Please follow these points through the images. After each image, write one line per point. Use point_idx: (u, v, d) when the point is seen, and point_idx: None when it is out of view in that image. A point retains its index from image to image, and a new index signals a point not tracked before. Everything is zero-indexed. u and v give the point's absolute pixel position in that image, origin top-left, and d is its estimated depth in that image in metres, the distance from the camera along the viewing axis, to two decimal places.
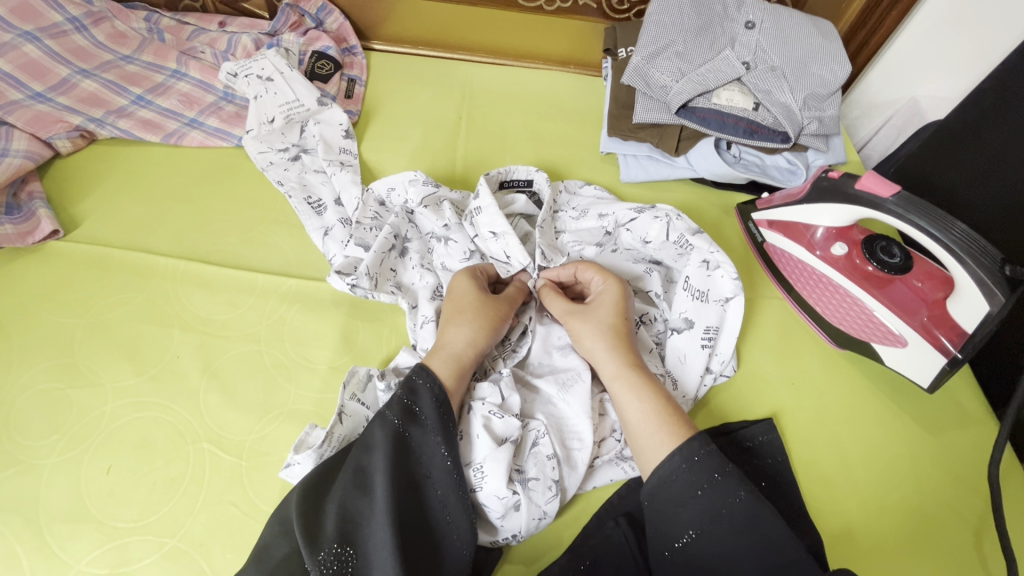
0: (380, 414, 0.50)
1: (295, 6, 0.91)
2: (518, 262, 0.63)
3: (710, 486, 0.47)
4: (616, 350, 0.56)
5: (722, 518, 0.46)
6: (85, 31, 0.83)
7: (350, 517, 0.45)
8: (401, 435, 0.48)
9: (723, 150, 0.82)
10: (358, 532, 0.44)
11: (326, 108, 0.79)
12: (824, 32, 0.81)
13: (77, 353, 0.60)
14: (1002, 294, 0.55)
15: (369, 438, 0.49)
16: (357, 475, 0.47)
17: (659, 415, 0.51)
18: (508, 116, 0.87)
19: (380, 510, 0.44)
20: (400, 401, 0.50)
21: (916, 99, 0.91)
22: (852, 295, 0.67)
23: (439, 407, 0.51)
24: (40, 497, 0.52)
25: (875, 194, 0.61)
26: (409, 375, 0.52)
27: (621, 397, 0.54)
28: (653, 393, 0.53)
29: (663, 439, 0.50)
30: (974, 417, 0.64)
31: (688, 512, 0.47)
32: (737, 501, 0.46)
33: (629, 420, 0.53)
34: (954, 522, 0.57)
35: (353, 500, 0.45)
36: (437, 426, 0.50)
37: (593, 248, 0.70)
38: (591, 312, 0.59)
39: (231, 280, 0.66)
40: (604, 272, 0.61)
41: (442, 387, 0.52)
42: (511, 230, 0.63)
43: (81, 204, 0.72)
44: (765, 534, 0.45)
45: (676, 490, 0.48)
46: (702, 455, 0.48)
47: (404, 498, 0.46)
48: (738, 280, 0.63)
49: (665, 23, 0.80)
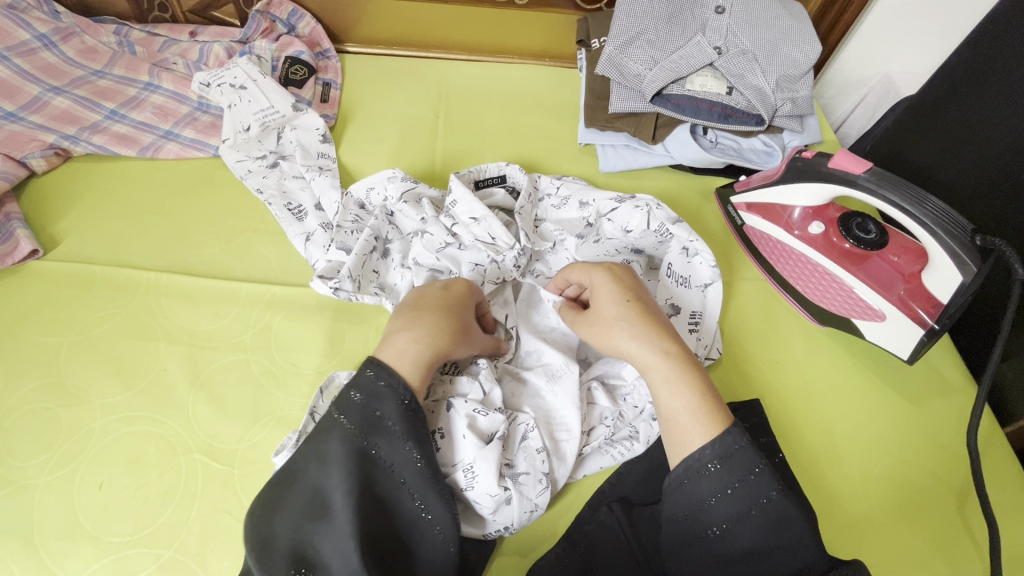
0: (336, 422, 0.47)
1: (266, 12, 0.91)
2: (503, 243, 0.64)
3: (740, 485, 0.45)
4: (635, 337, 0.52)
5: (751, 519, 0.45)
6: (54, 48, 0.84)
7: (307, 537, 0.44)
8: (364, 447, 0.46)
9: (699, 136, 0.82)
10: (317, 553, 0.43)
11: (301, 113, 0.79)
12: (793, 14, 0.82)
13: (64, 372, 0.60)
14: (974, 263, 0.56)
15: (325, 451, 0.46)
16: (313, 495, 0.45)
17: (697, 405, 0.48)
18: (485, 112, 0.87)
19: (344, 530, 0.43)
20: (360, 410, 0.48)
21: (890, 76, 0.93)
22: (830, 271, 0.68)
23: (405, 411, 0.48)
24: (34, 516, 0.52)
25: (847, 171, 0.63)
26: (366, 375, 0.49)
27: (656, 390, 0.51)
28: (688, 383, 0.50)
29: (705, 431, 0.47)
30: (956, 385, 0.66)
31: (716, 508, 0.45)
32: (768, 502, 0.45)
33: (668, 414, 0.49)
34: (938, 490, 0.59)
35: (310, 523, 0.44)
36: (406, 434, 0.48)
37: (574, 237, 0.69)
38: (594, 313, 0.55)
39: (215, 291, 0.66)
40: (588, 268, 0.59)
41: (408, 390, 0.49)
42: (490, 213, 0.65)
43: (59, 223, 0.71)
44: (790, 537, 0.45)
45: (704, 485, 0.46)
46: (736, 451, 0.46)
47: (370, 512, 0.45)
48: (715, 266, 0.65)
49: (637, 12, 0.81)
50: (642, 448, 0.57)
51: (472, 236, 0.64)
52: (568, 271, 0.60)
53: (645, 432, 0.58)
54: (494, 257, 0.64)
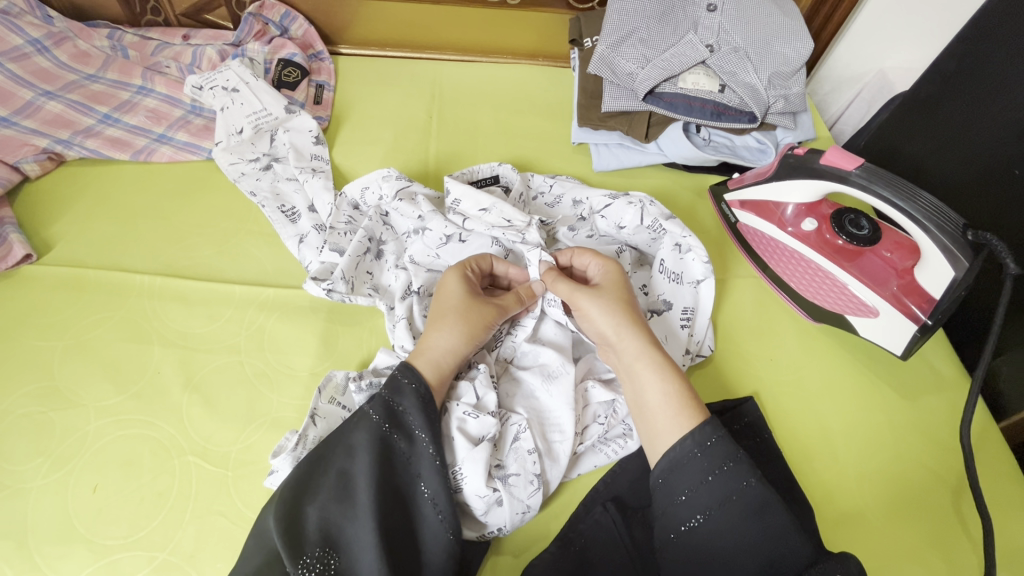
0: (364, 414, 0.49)
1: (258, 14, 0.91)
2: (519, 222, 0.64)
3: (722, 472, 0.46)
4: (633, 324, 0.54)
5: (733, 504, 0.45)
6: (47, 52, 0.84)
7: (331, 519, 0.45)
8: (386, 439, 0.48)
9: (692, 134, 0.82)
10: (340, 536, 0.44)
11: (293, 115, 0.79)
12: (786, 11, 0.82)
13: (58, 376, 0.60)
14: (966, 258, 0.56)
15: (352, 440, 0.48)
16: (338, 481, 0.46)
17: (679, 398, 0.50)
18: (478, 113, 0.87)
19: (366, 516, 0.44)
20: (385, 401, 0.49)
21: (884, 72, 0.93)
22: (822, 268, 0.68)
23: (424, 406, 0.50)
24: (29, 520, 0.52)
25: (840, 168, 0.63)
26: (394, 376, 0.51)
27: (644, 376, 0.52)
28: (674, 376, 0.51)
29: (682, 423, 0.48)
30: (949, 380, 0.66)
31: (697, 497, 0.46)
32: (748, 487, 0.45)
33: (648, 403, 0.51)
34: (931, 484, 0.58)
35: (335, 509, 0.45)
36: (425, 428, 0.49)
37: (567, 229, 0.70)
38: (601, 291, 0.57)
39: (208, 293, 0.66)
40: (601, 255, 0.60)
41: (428, 387, 0.51)
42: (497, 199, 0.66)
43: (53, 228, 0.71)
44: (773, 523, 0.44)
45: (687, 475, 0.46)
46: (716, 440, 0.46)
47: (388, 504, 0.46)
48: (708, 262, 0.65)
49: (629, 10, 0.80)
50: (636, 445, 0.58)
51: (487, 225, 0.64)
52: (567, 249, 0.62)
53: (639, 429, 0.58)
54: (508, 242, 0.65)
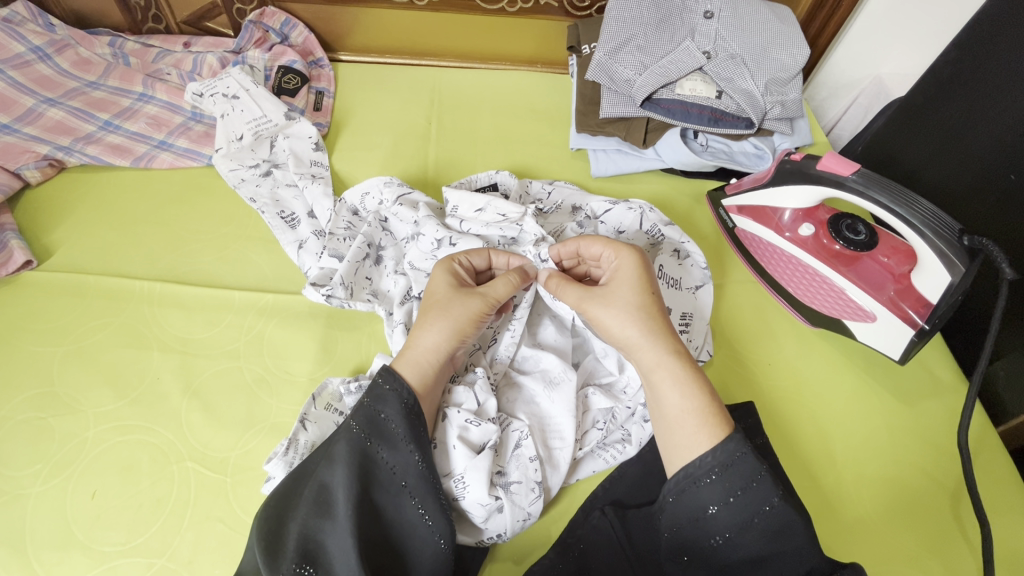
0: (346, 425, 0.49)
1: (258, 22, 0.92)
2: (514, 215, 0.65)
3: (745, 493, 0.45)
4: (652, 332, 0.52)
5: (754, 527, 0.45)
6: (49, 60, 0.85)
7: (313, 532, 0.44)
8: (368, 449, 0.48)
9: (690, 140, 0.83)
10: (321, 549, 0.44)
11: (293, 122, 0.79)
12: (782, 18, 0.82)
13: (56, 382, 0.60)
14: (963, 263, 0.56)
15: (333, 452, 0.48)
16: (318, 493, 0.46)
17: (700, 413, 0.48)
18: (477, 119, 0.88)
19: (344, 526, 0.44)
20: (366, 411, 0.49)
21: (881, 79, 0.94)
22: (820, 274, 0.68)
23: (407, 413, 0.49)
24: (27, 526, 0.52)
25: (836, 173, 0.63)
26: (376, 381, 0.51)
27: (663, 389, 0.51)
28: (696, 387, 0.50)
29: (700, 441, 0.47)
30: (947, 384, 0.66)
31: (719, 518, 0.45)
32: (771, 509, 0.45)
33: (667, 415, 0.50)
34: (932, 491, 0.58)
35: (316, 521, 0.45)
36: (408, 435, 0.49)
37: (574, 228, 0.69)
38: (613, 295, 0.55)
39: (207, 300, 0.66)
40: (613, 245, 0.58)
41: (409, 392, 0.50)
42: (492, 196, 0.66)
43: (54, 234, 0.72)
44: (794, 539, 0.45)
45: (705, 494, 0.46)
46: (738, 458, 0.46)
47: (369, 516, 0.46)
48: (707, 269, 0.67)
49: (626, 17, 0.81)
50: (635, 450, 0.58)
51: (484, 224, 0.65)
52: (566, 239, 0.61)
53: (637, 434, 0.58)
54: (506, 234, 0.65)
